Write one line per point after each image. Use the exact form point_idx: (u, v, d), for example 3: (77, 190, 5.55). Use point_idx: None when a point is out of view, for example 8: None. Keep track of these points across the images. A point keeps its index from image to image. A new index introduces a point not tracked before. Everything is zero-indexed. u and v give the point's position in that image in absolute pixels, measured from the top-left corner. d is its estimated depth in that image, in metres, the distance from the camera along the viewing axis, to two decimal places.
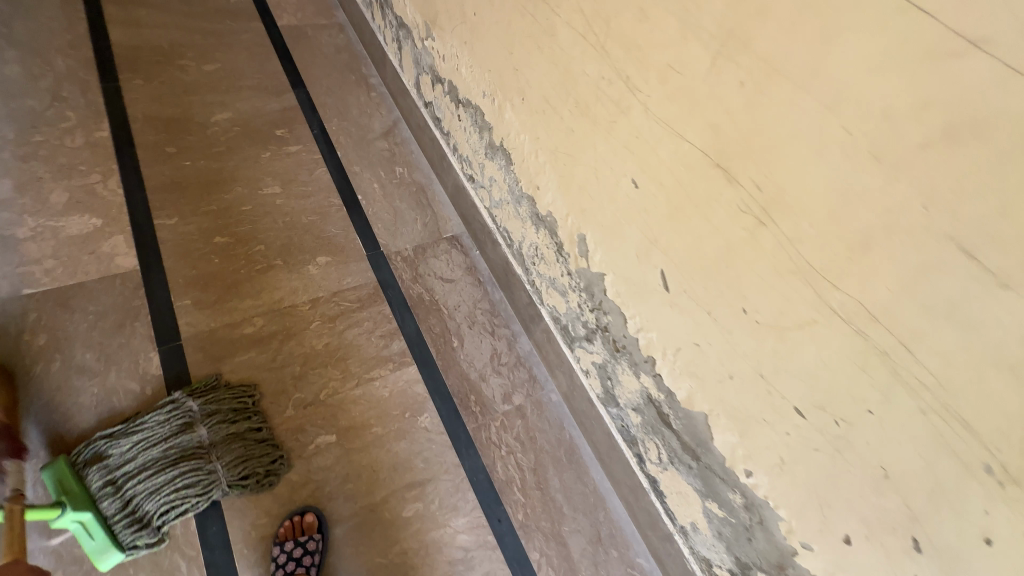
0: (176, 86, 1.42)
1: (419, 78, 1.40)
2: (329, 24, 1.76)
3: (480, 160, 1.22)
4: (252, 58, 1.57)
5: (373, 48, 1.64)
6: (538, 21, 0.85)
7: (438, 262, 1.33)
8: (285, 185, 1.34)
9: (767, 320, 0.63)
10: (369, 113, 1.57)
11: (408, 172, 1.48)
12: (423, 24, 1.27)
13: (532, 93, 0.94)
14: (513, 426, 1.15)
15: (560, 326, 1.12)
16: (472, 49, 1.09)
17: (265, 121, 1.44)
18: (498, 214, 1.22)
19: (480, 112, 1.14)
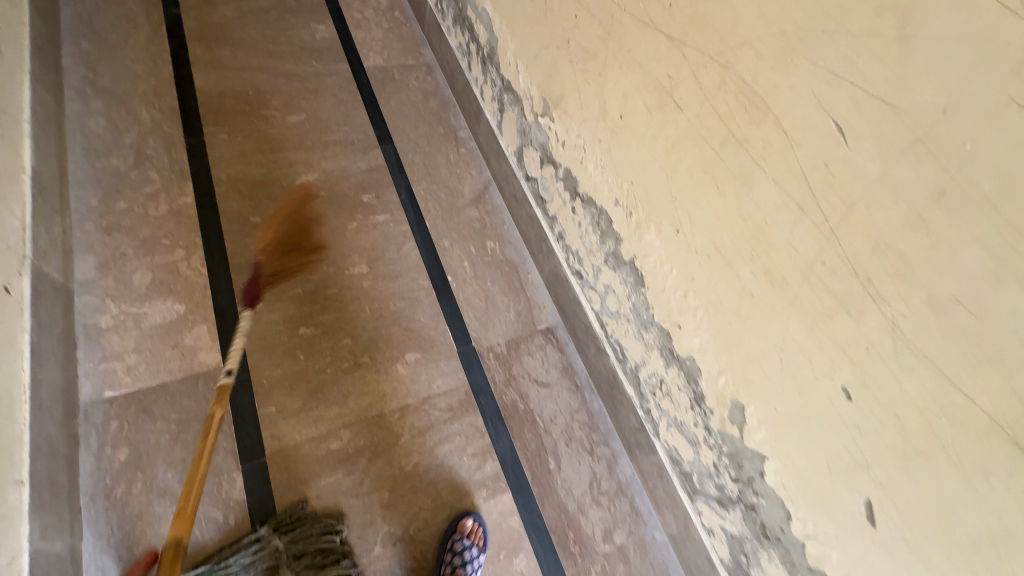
0: (262, 142, 1.32)
1: (523, 149, 1.26)
2: (416, 64, 1.63)
3: (596, 264, 1.08)
4: (339, 106, 1.46)
5: (465, 99, 1.51)
6: (723, 159, 0.70)
7: (532, 361, 1.21)
8: (372, 262, 1.23)
9: None
10: (459, 174, 1.44)
11: (500, 247, 1.35)
12: (539, 98, 1.13)
13: (692, 229, 0.79)
14: (615, 571, 1.03)
15: (680, 470, 0.98)
16: (607, 149, 0.94)
17: (352, 184, 1.33)
18: (611, 325, 1.08)
19: (607, 216, 1.00)
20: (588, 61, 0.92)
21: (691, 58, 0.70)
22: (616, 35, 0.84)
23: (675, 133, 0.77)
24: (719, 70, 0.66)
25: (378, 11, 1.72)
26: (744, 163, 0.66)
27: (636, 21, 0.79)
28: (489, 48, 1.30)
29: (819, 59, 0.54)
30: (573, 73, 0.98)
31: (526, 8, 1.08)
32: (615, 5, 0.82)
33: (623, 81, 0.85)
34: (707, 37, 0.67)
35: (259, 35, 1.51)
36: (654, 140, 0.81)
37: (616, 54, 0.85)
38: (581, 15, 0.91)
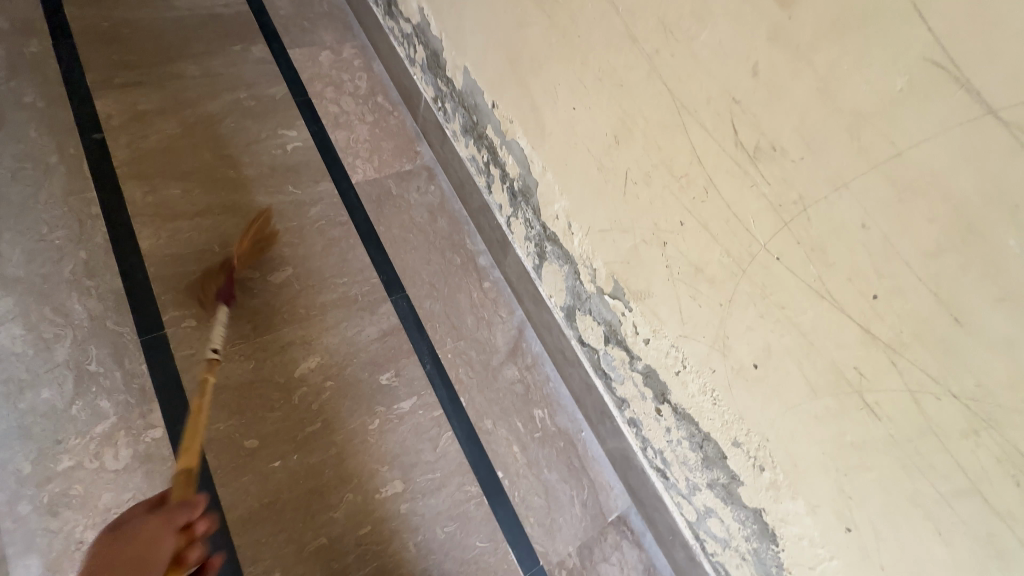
0: (243, 321, 1.03)
1: (576, 311, 1.04)
2: (413, 169, 1.35)
3: (693, 480, 0.89)
4: (331, 246, 1.17)
5: (484, 220, 1.25)
6: (954, 509, 0.52)
7: (610, 568, 1.03)
8: (407, 472, 1.00)
9: None
10: (487, 319, 1.20)
11: (549, 414, 1.14)
12: (607, 275, 0.90)
13: (875, 540, 0.62)
14: None
15: None
16: (725, 384, 0.74)
17: (364, 361, 1.07)
18: (714, 547, 0.91)
19: (715, 446, 0.81)
20: (701, 280, 0.71)
21: (911, 376, 0.51)
22: (754, 277, 0.63)
23: (861, 435, 0.58)
24: (966, 416, 0.48)
25: (358, 98, 1.40)
26: (1000, 537, 0.49)
27: (798, 282, 0.58)
28: (522, 184, 1.05)
29: None
30: (669, 278, 0.76)
31: (587, 172, 0.85)
32: (761, 247, 0.60)
33: (764, 331, 0.64)
34: (952, 369, 0.47)
35: (215, 157, 1.19)
36: (817, 420, 0.62)
37: (751, 297, 0.64)
38: (692, 226, 0.68)
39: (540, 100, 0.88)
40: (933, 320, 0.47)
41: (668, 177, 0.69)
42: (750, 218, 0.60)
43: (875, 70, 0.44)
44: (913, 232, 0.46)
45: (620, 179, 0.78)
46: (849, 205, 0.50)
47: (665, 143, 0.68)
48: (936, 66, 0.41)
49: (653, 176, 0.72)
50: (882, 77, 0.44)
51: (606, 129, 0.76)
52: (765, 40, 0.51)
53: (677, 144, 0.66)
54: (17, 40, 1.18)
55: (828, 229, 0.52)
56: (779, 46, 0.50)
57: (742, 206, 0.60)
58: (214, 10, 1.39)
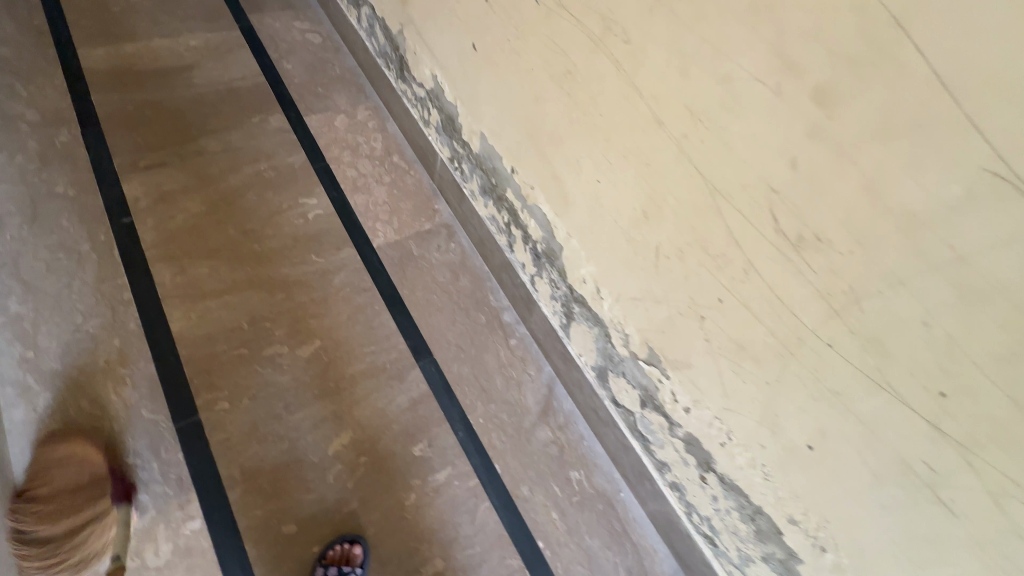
0: (274, 400, 1.03)
1: (608, 372, 1.02)
2: (433, 228, 1.35)
3: (745, 550, 0.86)
4: (357, 314, 1.17)
5: (507, 277, 1.25)
6: None
7: None
8: (446, 549, 0.98)
9: None
10: (516, 379, 1.19)
11: (587, 476, 1.11)
12: (641, 341, 0.88)
13: None
14: None
15: None
16: (776, 461, 0.71)
17: (396, 433, 1.06)
18: None
19: (768, 520, 0.78)
20: (745, 358, 0.68)
21: (987, 476, 0.48)
22: (805, 360, 0.61)
23: (932, 528, 0.55)
24: None
25: (375, 160, 1.42)
26: None
27: (855, 370, 0.55)
28: (546, 247, 1.04)
29: None
30: (710, 352, 0.74)
31: (616, 242, 0.83)
32: (810, 332, 0.58)
33: (818, 414, 0.62)
34: None
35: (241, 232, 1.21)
36: (882, 507, 0.60)
37: (802, 379, 0.62)
38: (732, 305, 0.67)
39: (562, 170, 0.88)
40: (1007, 424, 0.45)
41: (703, 254, 0.68)
42: (797, 303, 0.58)
43: (927, 174, 0.43)
44: (981, 337, 0.44)
45: (652, 252, 0.77)
46: (908, 303, 0.48)
47: (698, 223, 0.66)
48: (997, 179, 0.39)
49: (686, 252, 0.70)
50: (936, 183, 0.42)
51: (634, 203, 0.76)
52: (802, 135, 0.50)
53: (712, 225, 0.64)
54: (47, 131, 1.22)
55: (885, 322, 0.50)
56: (818, 141, 0.49)
57: (787, 291, 0.59)
58: (231, 84, 1.43)
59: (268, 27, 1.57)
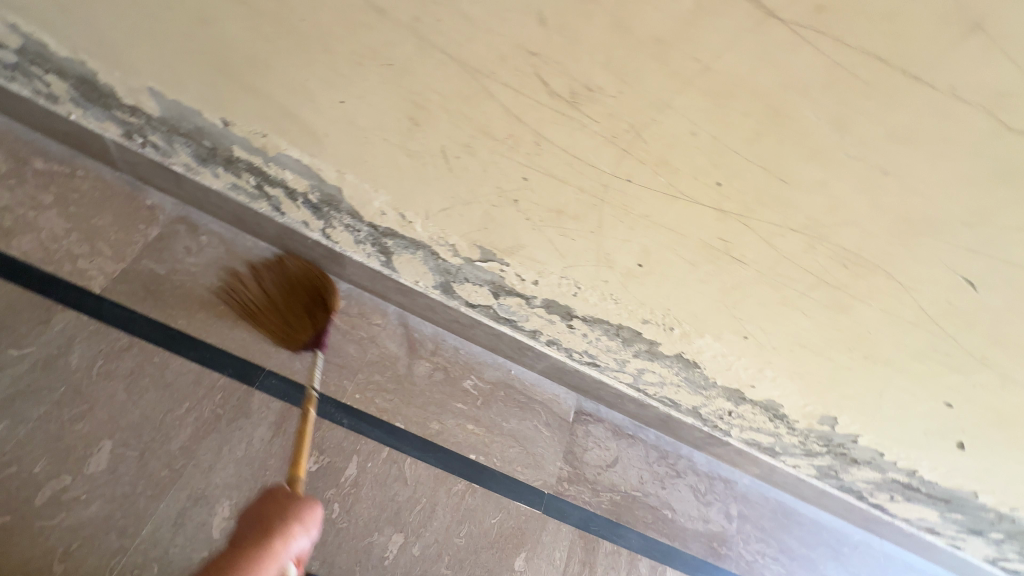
0: (101, 537, 0.79)
1: (451, 285, 1.00)
2: (163, 230, 1.03)
3: (620, 357, 1.02)
4: (137, 381, 0.90)
5: (294, 243, 1.05)
6: (812, 297, 0.68)
7: (591, 452, 1.18)
8: (397, 521, 0.96)
9: None
10: (368, 337, 1.10)
11: (478, 377, 1.15)
12: (467, 245, 0.86)
13: (764, 335, 0.79)
14: (748, 532, 1.26)
15: (759, 446, 1.17)
16: (619, 287, 0.82)
17: (278, 466, 0.93)
18: (654, 389, 1.09)
19: (629, 330, 0.92)
20: (566, 220, 0.71)
21: (760, 229, 0.61)
22: (615, 201, 0.65)
23: (737, 280, 0.70)
24: (805, 240, 0.60)
25: (5, 180, 0.96)
26: (842, 301, 0.66)
27: (654, 192, 0.61)
28: (320, 195, 0.88)
29: (956, 241, 0.53)
30: (534, 228, 0.75)
31: (396, 162, 0.74)
32: (610, 174, 0.61)
33: (637, 238, 0.70)
34: (787, 214, 0.58)
35: (297, 272, 1.04)
36: (701, 282, 0.73)
37: (617, 216, 0.67)
38: (536, 179, 0.66)
39: (290, 103, 0.70)
40: (767, 186, 0.55)
41: (490, 141, 0.64)
42: (591, 156, 0.60)
43: None
44: (737, 127, 0.51)
45: (439, 158, 0.70)
46: (677, 121, 0.52)
47: (473, 111, 0.61)
48: None
49: (473, 145, 0.65)
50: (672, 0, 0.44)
51: (395, 113, 0.65)
52: None
53: (487, 109, 0.59)
54: None
55: (663, 145, 0.55)
56: None
57: (580, 148, 0.59)
58: None
59: None
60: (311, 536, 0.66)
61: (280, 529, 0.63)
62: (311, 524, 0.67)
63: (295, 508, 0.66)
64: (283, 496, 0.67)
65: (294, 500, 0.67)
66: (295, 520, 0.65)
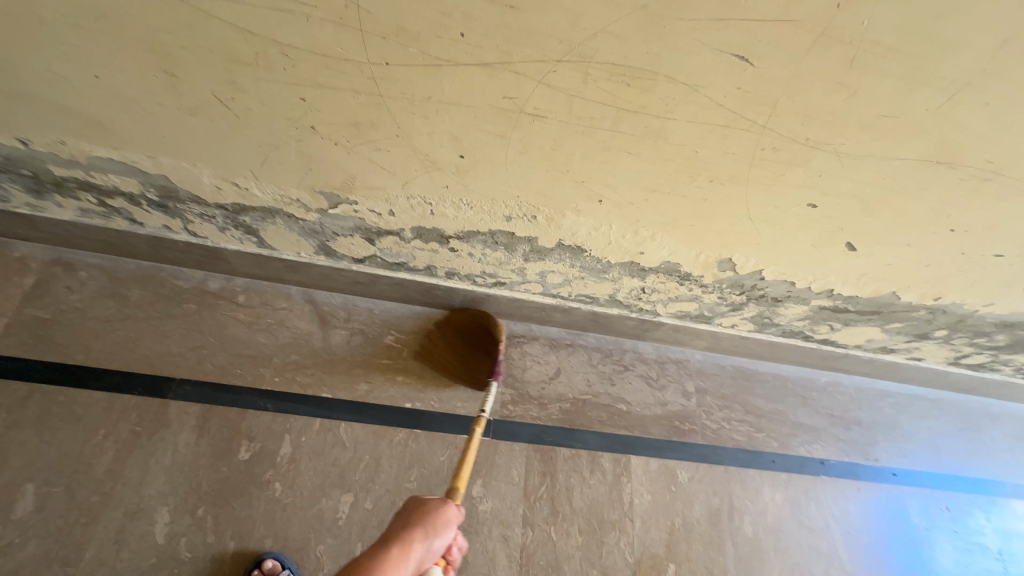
0: (44, 571, 0.81)
1: (328, 245, 0.99)
2: (38, 276, 1.02)
3: (517, 267, 1.01)
4: (46, 422, 0.91)
5: (171, 252, 1.04)
6: (623, 131, 0.66)
7: (532, 370, 1.19)
8: (344, 483, 0.97)
9: (967, 227, 0.80)
10: (275, 322, 1.09)
11: (399, 330, 1.15)
12: (310, 196, 0.84)
13: (614, 192, 0.77)
14: (710, 404, 1.26)
15: (690, 317, 1.17)
16: (463, 189, 0.80)
17: (210, 463, 0.94)
18: (566, 290, 1.08)
19: (503, 233, 0.90)
20: (367, 132, 0.69)
21: (530, 71, 0.58)
22: (392, 93, 0.63)
23: (551, 139, 0.68)
24: (575, 68, 0.58)
25: None
26: (651, 125, 0.64)
27: (416, 68, 0.59)
28: (155, 191, 0.87)
29: (699, 14, 0.51)
30: (349, 152, 0.73)
31: (188, 127, 0.71)
32: (368, 63, 0.59)
33: (440, 128, 0.68)
34: (542, 45, 0.55)
35: (460, 317, 1.14)
36: (523, 155, 0.71)
37: (406, 109, 0.65)
38: (312, 96, 0.64)
39: (56, 96, 0.68)
40: (504, 20, 0.53)
41: (246, 68, 0.61)
42: (338, 49, 0.58)
43: None
44: None
45: (219, 106, 0.67)
46: None
47: (208, 41, 0.58)
48: None
49: (235, 80, 0.63)
50: None
51: (148, 71, 0.63)
52: None
53: (217, 32, 0.57)
54: None
55: (387, 8, 0.53)
56: None
57: (322, 43, 0.57)
58: None
59: None
60: (449, 538, 0.67)
61: (405, 535, 0.64)
62: (443, 526, 0.67)
63: (428, 514, 0.68)
64: (421, 506, 0.70)
65: (428, 507, 0.69)
66: (426, 525, 0.66)
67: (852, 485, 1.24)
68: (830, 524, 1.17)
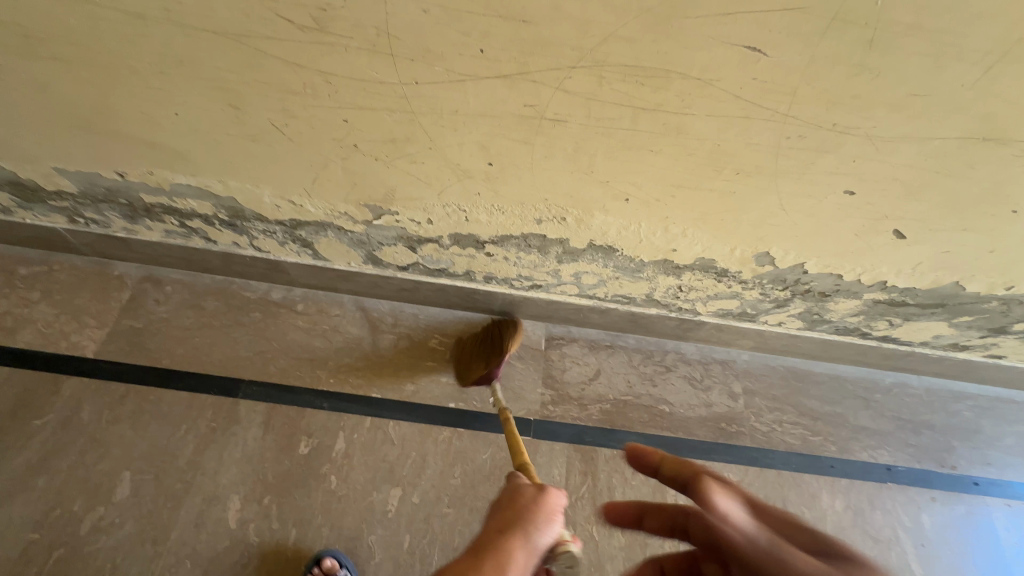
0: (138, 548, 0.93)
1: (374, 254, 1.06)
2: (133, 291, 1.17)
3: (551, 269, 1.04)
4: (139, 418, 1.04)
5: (240, 266, 1.16)
6: (642, 130, 0.68)
7: (571, 371, 1.20)
8: (393, 477, 1.03)
9: None
10: (330, 328, 1.18)
11: (442, 334, 1.20)
12: (356, 209, 0.92)
13: (640, 190, 0.78)
14: (760, 405, 1.21)
15: (733, 316, 1.14)
16: (494, 196, 0.84)
17: (275, 456, 1.03)
18: (601, 290, 1.10)
19: (535, 236, 0.93)
20: (403, 146, 0.75)
21: (547, 79, 0.62)
22: (423, 109, 0.69)
23: (573, 141, 0.71)
24: (590, 73, 0.61)
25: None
26: (669, 121, 0.66)
27: (443, 85, 0.65)
28: (226, 212, 0.98)
29: (705, 11, 0.53)
30: (388, 166, 0.80)
31: (250, 152, 0.81)
32: (400, 84, 0.65)
33: (468, 138, 0.73)
34: (557, 53, 0.59)
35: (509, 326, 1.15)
36: (548, 158, 0.75)
37: (436, 123, 0.70)
38: (353, 118, 0.71)
39: (146, 134, 0.80)
40: (520, 34, 0.58)
41: (296, 97, 0.69)
42: (373, 74, 0.64)
43: None
44: None
45: (275, 132, 0.76)
46: (407, 4, 0.56)
47: (264, 75, 0.67)
48: None
49: (288, 108, 0.71)
50: None
51: (217, 105, 0.72)
52: None
53: (271, 68, 0.65)
54: None
55: (415, 34, 0.59)
56: None
57: (359, 69, 0.64)
58: None
59: None
60: (554, 531, 0.60)
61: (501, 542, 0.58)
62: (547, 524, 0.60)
63: (526, 509, 0.61)
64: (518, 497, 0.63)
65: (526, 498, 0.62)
66: (526, 525, 0.60)
67: (924, 495, 1.14)
68: (899, 535, 1.09)
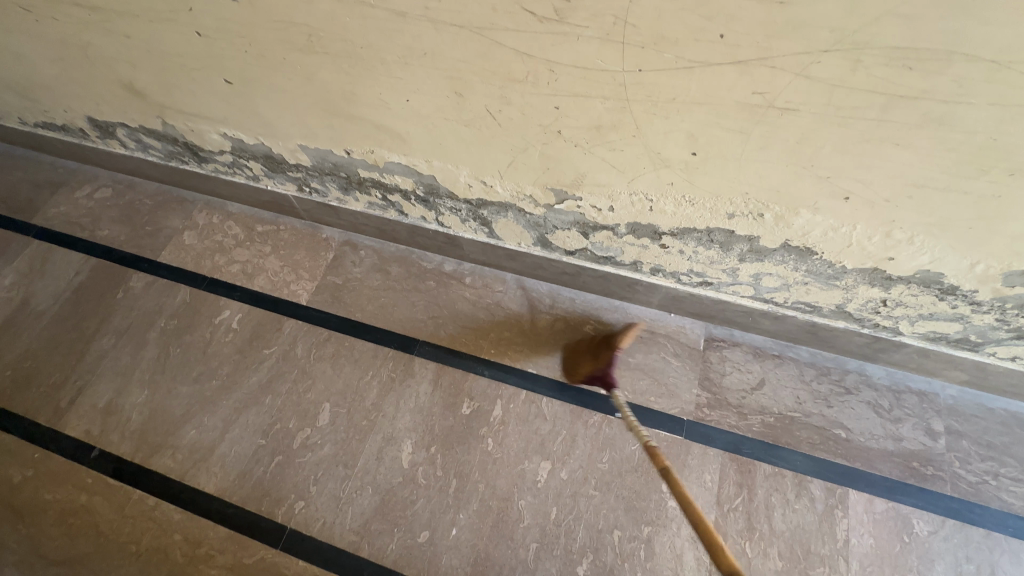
0: (334, 468, 1.10)
1: (546, 237, 1.10)
2: (336, 253, 1.38)
3: (729, 267, 0.98)
4: (337, 360, 1.23)
5: (422, 238, 1.29)
6: (892, 121, 0.60)
7: (731, 376, 1.13)
8: (543, 451, 1.09)
9: None
10: (493, 303, 1.27)
11: (598, 321, 1.21)
12: (542, 192, 0.96)
13: (868, 188, 0.70)
14: (968, 451, 1.02)
15: (948, 341, 0.97)
16: (688, 186, 0.81)
17: (441, 412, 1.14)
18: (782, 295, 1.01)
19: (721, 231, 0.89)
20: (607, 133, 0.77)
21: (789, 64, 0.58)
22: (639, 97, 0.69)
23: (798, 133, 0.66)
24: (844, 57, 0.55)
25: (245, 243, 1.42)
26: (931, 112, 0.58)
27: (667, 72, 0.64)
28: (423, 188, 1.09)
29: None
30: (586, 152, 0.82)
31: (460, 136, 0.89)
32: (623, 72, 0.66)
33: (678, 126, 0.71)
34: (810, 36, 0.55)
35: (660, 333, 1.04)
36: (762, 150, 0.70)
37: (649, 111, 0.70)
38: (565, 105, 0.74)
39: (378, 117, 0.93)
40: (770, 18, 0.55)
41: (517, 85, 0.74)
42: (599, 61, 0.66)
43: None
44: None
45: (488, 117, 0.82)
46: None
47: (493, 65, 0.72)
48: None
49: (506, 95, 0.77)
50: None
51: (444, 92, 0.81)
52: None
53: (502, 58, 0.71)
54: None
55: (653, 20, 0.59)
56: None
57: (586, 57, 0.66)
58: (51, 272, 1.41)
59: (43, 207, 1.52)
60: None
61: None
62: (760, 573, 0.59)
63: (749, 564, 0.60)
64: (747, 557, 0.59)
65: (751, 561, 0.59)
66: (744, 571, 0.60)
67: None
68: None
